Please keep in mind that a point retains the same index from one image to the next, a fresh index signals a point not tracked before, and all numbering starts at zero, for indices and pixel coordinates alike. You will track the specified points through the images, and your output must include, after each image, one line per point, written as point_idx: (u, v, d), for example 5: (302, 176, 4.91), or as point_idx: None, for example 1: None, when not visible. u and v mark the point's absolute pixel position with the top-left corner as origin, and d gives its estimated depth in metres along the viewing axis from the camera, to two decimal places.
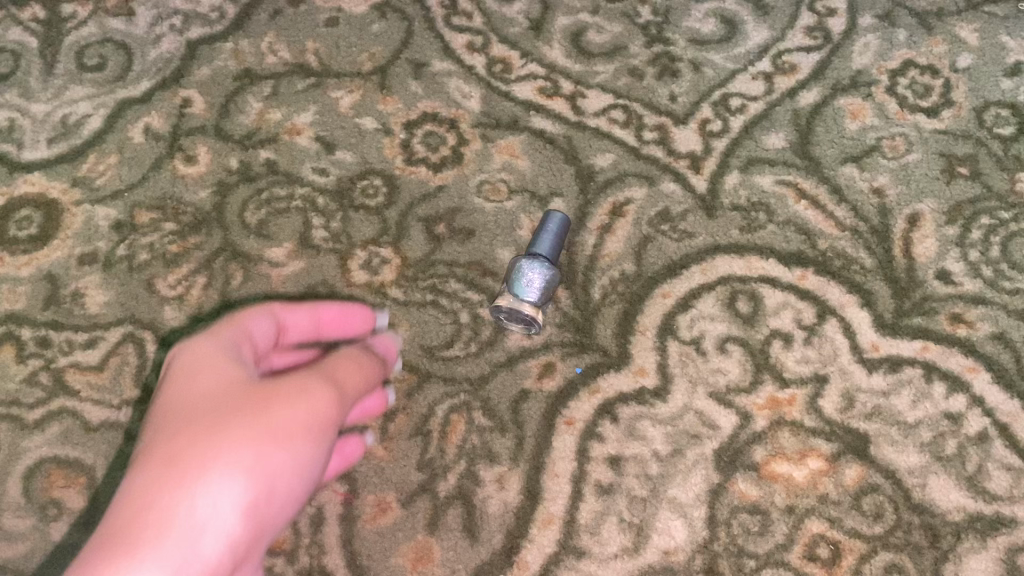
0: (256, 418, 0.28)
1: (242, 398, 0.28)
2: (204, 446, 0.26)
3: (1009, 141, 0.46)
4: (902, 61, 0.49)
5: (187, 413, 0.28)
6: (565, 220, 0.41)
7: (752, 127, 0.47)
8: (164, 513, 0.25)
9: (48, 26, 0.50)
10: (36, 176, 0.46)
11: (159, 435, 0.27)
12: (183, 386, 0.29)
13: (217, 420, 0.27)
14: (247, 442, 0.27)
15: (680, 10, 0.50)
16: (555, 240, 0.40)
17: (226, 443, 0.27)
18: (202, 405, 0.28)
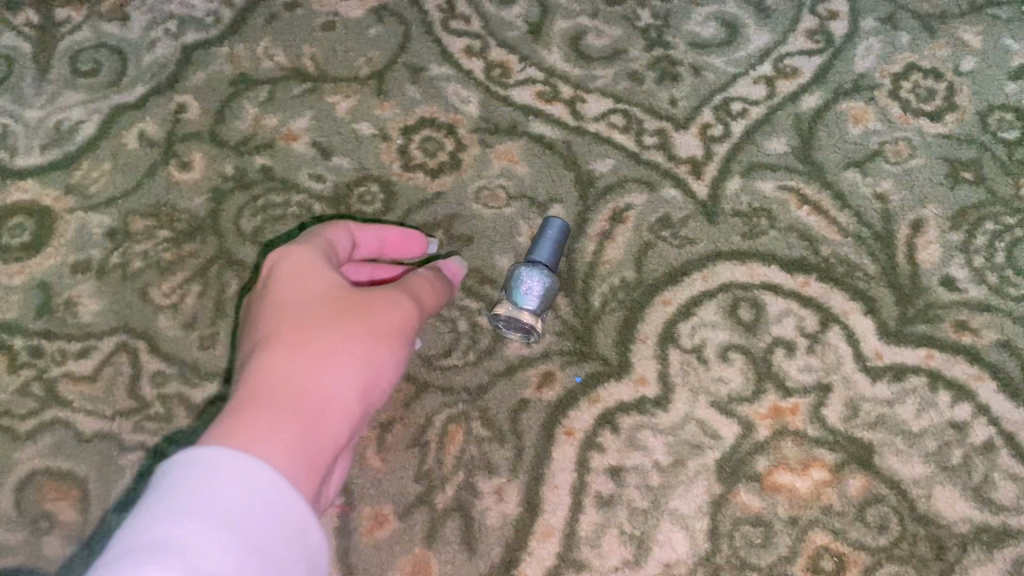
0: (360, 324, 0.31)
1: (345, 301, 0.32)
2: (321, 339, 0.30)
3: (1013, 146, 0.46)
4: (905, 65, 0.49)
5: (298, 313, 0.31)
6: (565, 226, 0.41)
7: (753, 132, 0.46)
8: (293, 388, 0.28)
9: (41, 31, 0.50)
10: (30, 183, 0.45)
11: (275, 331, 0.30)
12: (281, 291, 0.32)
13: (328, 319, 0.31)
14: (353, 340, 0.30)
15: (680, 14, 0.50)
16: (554, 246, 0.40)
17: (340, 337, 0.30)
18: (308, 308, 0.31)
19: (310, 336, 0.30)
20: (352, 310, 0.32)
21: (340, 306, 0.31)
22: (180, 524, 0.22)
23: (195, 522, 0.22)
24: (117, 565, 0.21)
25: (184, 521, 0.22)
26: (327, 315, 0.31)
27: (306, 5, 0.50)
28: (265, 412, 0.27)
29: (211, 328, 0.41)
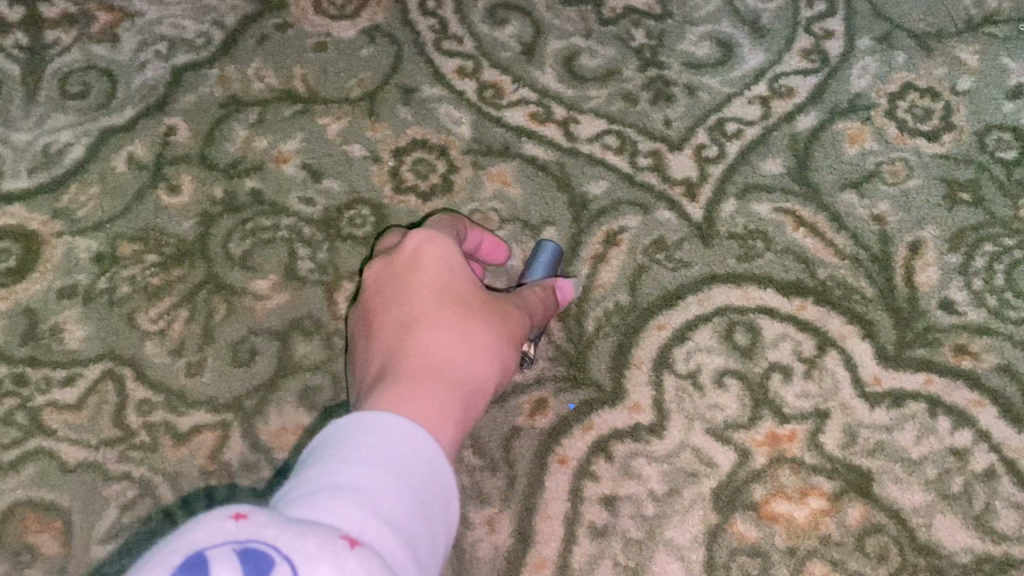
0: (497, 325, 0.33)
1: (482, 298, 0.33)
2: (472, 327, 0.31)
3: (1012, 166, 0.45)
4: (902, 84, 0.48)
5: (446, 294, 0.32)
6: (560, 249, 0.41)
7: (749, 153, 0.46)
8: (446, 369, 0.29)
9: (31, 53, 0.49)
10: (17, 207, 0.45)
11: (425, 307, 0.31)
12: (426, 269, 0.33)
13: (473, 309, 0.32)
14: (492, 336, 0.32)
15: (675, 33, 0.50)
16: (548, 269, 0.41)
17: (485, 331, 0.32)
18: (452, 294, 0.32)
19: (457, 323, 0.31)
20: (487, 308, 0.33)
21: (478, 301, 0.33)
22: (360, 468, 0.23)
23: (376, 470, 0.23)
24: (314, 496, 0.21)
25: (366, 468, 0.23)
26: (469, 308, 0.32)
27: (297, 26, 0.50)
28: (429, 384, 0.28)
29: (199, 354, 0.40)
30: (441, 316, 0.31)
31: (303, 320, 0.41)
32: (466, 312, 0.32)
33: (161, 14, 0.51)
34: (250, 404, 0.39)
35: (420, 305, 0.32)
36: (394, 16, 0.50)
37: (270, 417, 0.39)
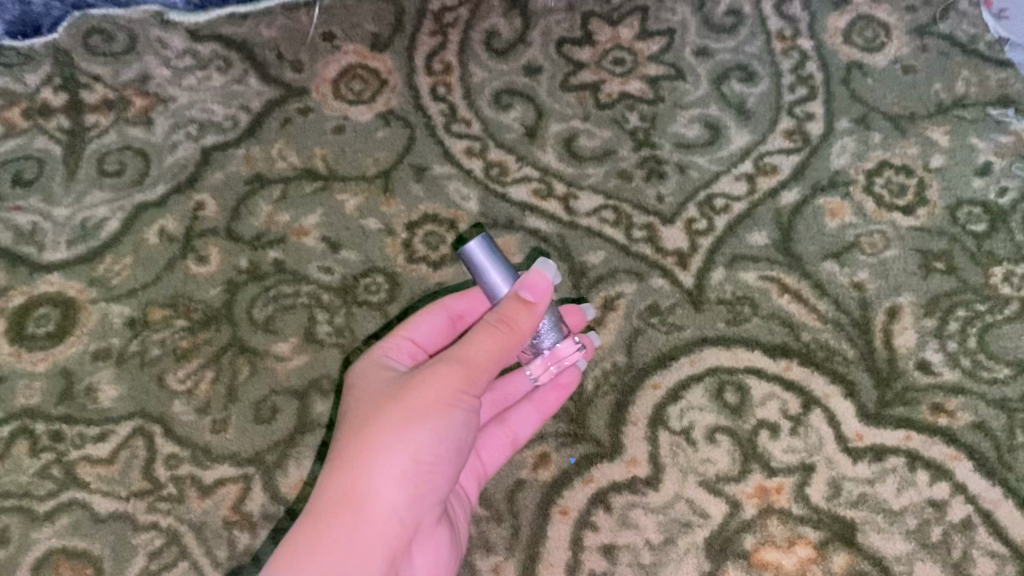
0: (397, 416, 0.33)
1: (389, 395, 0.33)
2: (365, 441, 0.32)
3: (982, 237, 0.49)
4: (878, 162, 0.52)
5: (356, 414, 0.33)
6: (491, 238, 0.34)
7: (736, 226, 0.49)
8: (334, 508, 0.31)
9: (71, 135, 0.54)
10: (56, 276, 0.48)
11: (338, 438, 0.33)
12: (350, 400, 0.35)
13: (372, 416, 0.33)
14: (386, 438, 0.32)
15: (666, 116, 0.54)
16: (495, 265, 0.34)
17: (380, 433, 0.32)
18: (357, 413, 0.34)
19: (346, 446, 0.32)
20: (380, 406, 0.33)
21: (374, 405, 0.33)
22: None
23: None
24: None
25: None
26: (365, 414, 0.33)
27: (318, 110, 0.54)
28: (311, 540, 0.30)
29: (224, 412, 0.43)
30: (338, 446, 0.33)
31: (321, 380, 0.44)
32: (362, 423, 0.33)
33: (192, 99, 0.55)
34: (271, 458, 0.42)
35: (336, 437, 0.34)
36: (408, 101, 0.55)
37: (289, 470, 0.42)
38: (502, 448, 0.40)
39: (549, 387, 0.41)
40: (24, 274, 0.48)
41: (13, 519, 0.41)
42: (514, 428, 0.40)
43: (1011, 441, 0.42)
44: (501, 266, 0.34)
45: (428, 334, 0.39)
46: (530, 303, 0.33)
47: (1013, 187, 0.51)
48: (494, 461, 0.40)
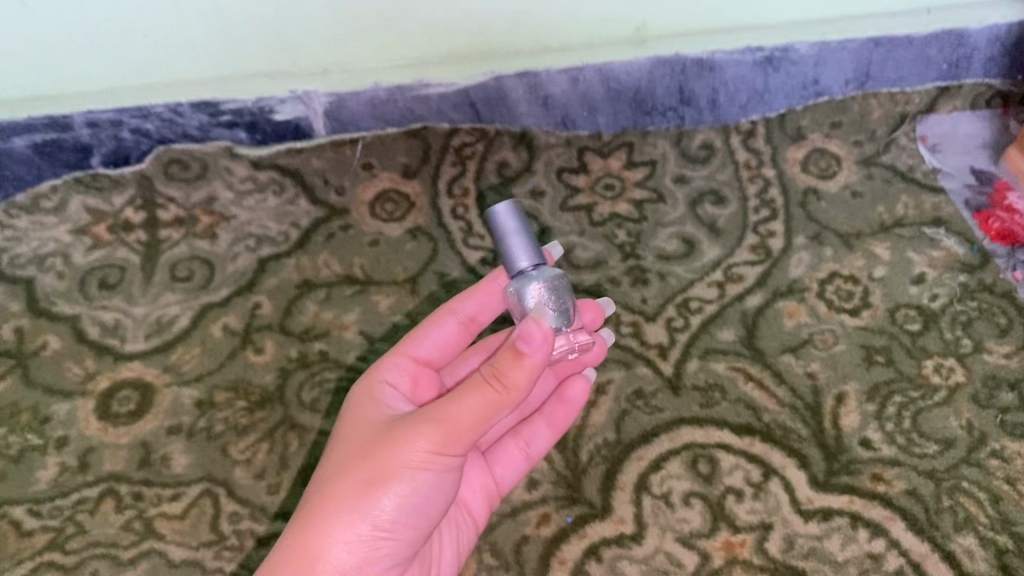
0: (370, 470, 0.37)
1: (374, 445, 0.38)
2: (340, 488, 0.37)
3: (917, 335, 0.58)
4: (829, 272, 0.62)
5: (345, 455, 0.38)
6: (516, 201, 0.42)
7: (708, 324, 0.58)
8: (302, 541, 0.36)
9: (149, 247, 0.64)
10: (136, 363, 0.57)
11: (326, 471, 0.39)
12: (349, 434, 0.40)
13: (354, 464, 0.37)
14: (358, 488, 0.37)
15: (650, 233, 0.64)
16: (517, 223, 0.41)
17: (353, 484, 0.37)
18: (346, 453, 0.39)
19: (328, 485, 0.37)
20: (363, 454, 0.38)
21: (360, 453, 0.38)
22: None
23: None
24: None
25: None
26: (353, 455, 0.38)
27: (357, 226, 0.64)
28: (277, 566, 0.36)
29: (277, 477, 0.52)
30: (323, 479, 0.38)
31: None
32: (344, 469, 0.37)
33: (251, 218, 0.65)
34: None
35: (326, 469, 0.39)
36: (432, 220, 0.65)
37: None
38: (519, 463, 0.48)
39: (557, 406, 0.48)
40: (109, 362, 0.57)
41: (101, 564, 0.49)
42: (528, 444, 0.48)
43: (938, 504, 0.50)
44: (522, 226, 0.41)
45: (438, 342, 0.47)
46: (522, 355, 0.36)
47: (943, 293, 0.60)
48: (511, 476, 0.47)
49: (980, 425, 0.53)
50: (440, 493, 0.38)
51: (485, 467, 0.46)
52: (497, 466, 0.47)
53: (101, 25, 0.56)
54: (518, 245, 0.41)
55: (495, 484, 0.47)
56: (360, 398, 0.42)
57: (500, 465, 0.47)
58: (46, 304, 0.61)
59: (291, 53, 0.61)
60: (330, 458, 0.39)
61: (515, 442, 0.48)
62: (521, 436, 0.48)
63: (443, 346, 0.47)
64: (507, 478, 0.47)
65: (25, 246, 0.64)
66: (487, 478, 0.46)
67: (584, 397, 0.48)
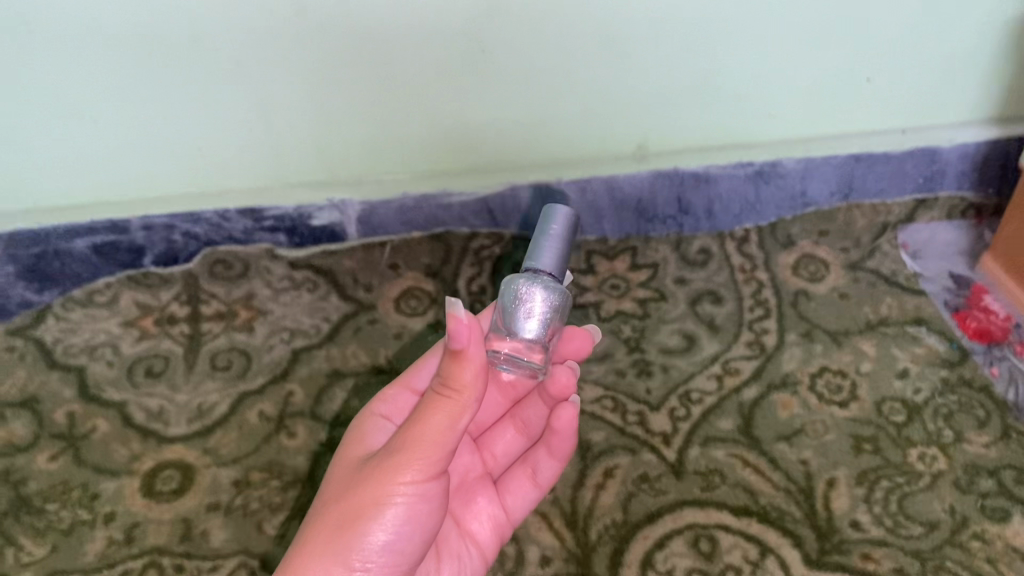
0: (347, 503, 0.40)
1: (351, 482, 0.41)
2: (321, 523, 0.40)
3: (902, 425, 0.62)
4: (819, 366, 0.67)
5: (328, 493, 0.41)
6: (570, 214, 0.46)
7: (708, 414, 0.63)
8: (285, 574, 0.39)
9: (191, 339, 0.69)
10: (178, 446, 0.62)
11: (312, 508, 0.42)
12: (333, 476, 0.43)
13: (333, 500, 0.40)
14: (337, 521, 0.39)
15: (653, 329, 0.70)
16: (565, 225, 0.46)
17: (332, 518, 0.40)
18: (328, 492, 0.42)
19: (311, 521, 0.40)
20: (341, 491, 0.41)
21: (339, 490, 0.41)
22: None
23: None
24: None
25: None
26: (334, 492, 0.41)
27: (383, 320, 0.70)
28: None
29: None
30: (308, 517, 0.41)
31: None
32: (325, 505, 0.41)
33: (286, 312, 0.71)
34: None
35: (312, 506, 0.42)
36: None
37: None
38: (528, 492, 0.52)
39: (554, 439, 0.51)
40: (153, 443, 0.62)
41: None
42: (535, 473, 0.52)
43: None
44: (565, 233, 0.46)
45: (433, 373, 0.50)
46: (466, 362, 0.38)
47: (925, 386, 0.65)
48: (522, 504, 0.52)
49: (962, 508, 0.57)
50: (418, 523, 0.41)
51: (494, 496, 0.51)
52: (507, 495, 0.51)
53: (159, 139, 0.65)
54: (551, 245, 0.46)
55: (505, 513, 0.51)
56: (346, 446, 0.46)
57: (510, 494, 0.51)
58: (96, 391, 0.66)
59: (325, 166, 0.70)
60: (316, 498, 0.43)
61: (523, 473, 0.52)
62: (528, 465, 0.52)
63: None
64: (518, 506, 0.52)
65: (78, 337, 0.69)
66: (499, 509, 0.51)
67: (572, 422, 0.50)
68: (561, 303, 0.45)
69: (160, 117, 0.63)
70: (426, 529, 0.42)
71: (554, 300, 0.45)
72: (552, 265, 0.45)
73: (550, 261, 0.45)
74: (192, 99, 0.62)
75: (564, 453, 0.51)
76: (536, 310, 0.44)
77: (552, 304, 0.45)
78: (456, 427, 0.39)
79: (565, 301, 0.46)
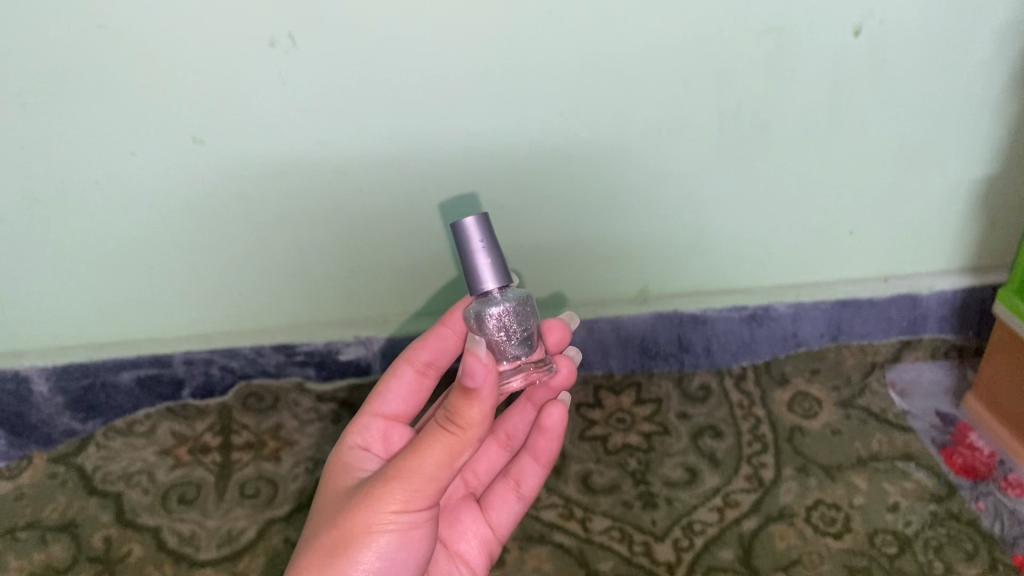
0: (351, 524, 0.46)
1: (354, 505, 0.47)
2: (328, 539, 0.46)
3: (894, 557, 0.66)
4: (815, 499, 0.71)
5: (336, 515, 0.48)
6: (485, 221, 0.51)
7: (710, 544, 0.67)
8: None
9: (223, 467, 0.75)
10: (208, 570, 0.66)
11: (322, 526, 0.49)
12: (342, 501, 0.50)
13: (339, 521, 0.47)
14: (341, 538, 0.46)
15: (657, 461, 0.75)
16: (485, 233, 0.51)
17: (337, 536, 0.46)
18: (336, 513, 0.48)
19: (321, 536, 0.47)
20: (346, 512, 0.47)
21: (344, 511, 0.47)
22: None
23: None
24: None
25: None
26: (341, 513, 0.48)
27: None
28: None
29: None
30: (318, 533, 0.48)
31: None
32: (332, 524, 0.47)
33: (311, 443, 0.77)
34: None
35: (322, 525, 0.49)
36: None
37: None
38: (512, 505, 0.64)
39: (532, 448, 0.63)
40: (184, 567, 0.66)
41: None
42: (518, 486, 0.64)
43: None
44: (491, 239, 0.51)
45: (403, 401, 0.63)
46: (465, 396, 0.44)
47: (915, 519, 0.68)
48: (506, 519, 0.63)
49: None
50: (408, 551, 0.47)
51: (478, 514, 0.63)
52: (492, 510, 0.63)
53: (212, 289, 0.74)
54: (489, 258, 0.51)
55: (491, 528, 0.63)
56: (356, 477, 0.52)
57: (496, 510, 0.63)
58: (132, 516, 0.70)
59: (357, 309, 0.78)
60: (326, 518, 0.49)
61: (507, 488, 0.64)
62: (512, 481, 0.64)
63: (404, 399, 0.63)
64: (503, 520, 0.63)
65: (116, 464, 0.75)
66: (484, 525, 0.63)
67: (561, 422, 0.62)
68: (523, 304, 0.53)
69: (209, 266, 0.73)
70: (415, 557, 0.48)
71: (518, 306, 0.52)
72: (497, 276, 0.52)
73: (495, 276, 0.51)
74: (239, 248, 0.72)
75: (546, 459, 0.63)
76: (512, 326, 0.52)
77: (517, 311, 0.52)
78: (453, 464, 0.45)
79: (521, 298, 0.53)
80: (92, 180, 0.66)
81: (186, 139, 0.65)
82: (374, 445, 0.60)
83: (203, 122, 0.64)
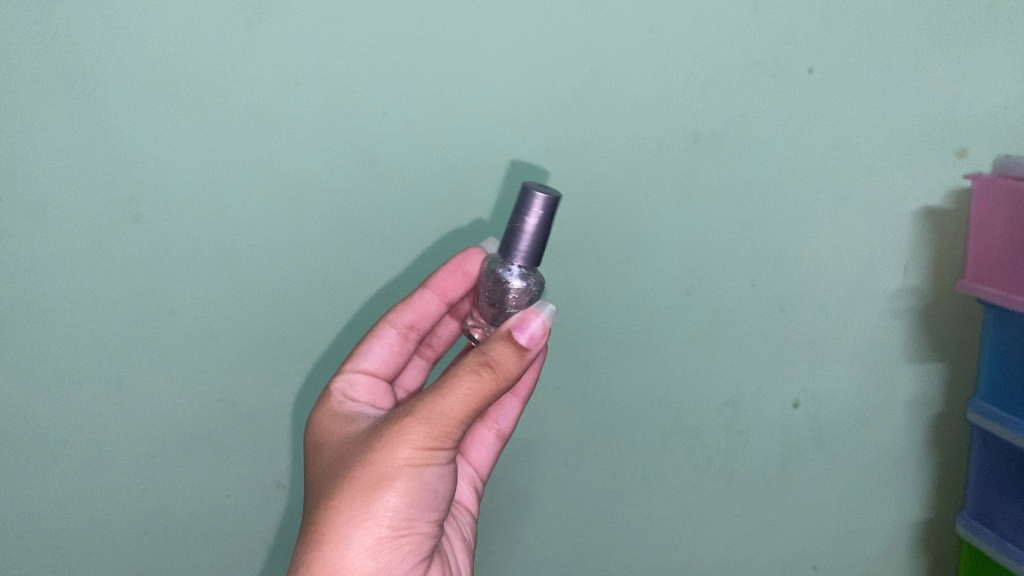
0: (389, 442, 0.55)
1: (390, 428, 0.56)
2: (372, 458, 0.55)
3: None
4: None
5: (375, 439, 0.57)
6: (551, 202, 0.58)
7: None
8: (350, 481, 0.56)
9: None
10: None
11: (361, 449, 0.57)
12: (377, 428, 0.58)
13: (379, 443, 0.56)
14: (381, 450, 0.55)
15: None
16: (543, 214, 0.58)
17: (378, 453, 0.55)
18: (375, 437, 0.57)
19: (366, 455, 0.56)
20: (384, 435, 0.56)
21: (382, 434, 0.56)
22: None
23: None
24: None
25: None
26: (380, 436, 0.56)
27: None
28: (336, 495, 0.56)
29: None
30: (360, 454, 0.57)
31: None
32: (374, 446, 0.56)
33: None
34: None
35: (361, 448, 0.57)
36: None
37: None
38: (489, 445, 0.75)
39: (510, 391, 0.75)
40: None
41: None
42: (498, 425, 0.75)
43: None
44: (542, 222, 0.58)
45: (379, 356, 0.72)
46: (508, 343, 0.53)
47: None
48: (484, 457, 0.75)
49: None
50: (438, 482, 0.56)
51: (463, 457, 0.74)
52: (472, 453, 0.75)
53: None
54: (525, 236, 0.59)
55: (473, 465, 0.74)
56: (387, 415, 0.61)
57: (476, 450, 0.75)
58: None
59: None
60: (365, 442, 0.58)
61: (487, 429, 0.75)
62: (490, 424, 0.75)
63: (383, 355, 0.73)
64: (482, 459, 0.75)
65: None
66: (469, 466, 0.74)
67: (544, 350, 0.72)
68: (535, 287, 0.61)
69: None
70: (444, 488, 0.57)
71: (531, 284, 0.60)
72: (527, 254, 0.59)
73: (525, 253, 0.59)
74: None
75: (524, 394, 0.74)
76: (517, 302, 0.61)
77: (528, 288, 0.60)
78: (483, 399, 0.53)
79: (537, 281, 0.61)
80: (192, 515, 0.83)
81: (273, 483, 0.83)
82: (361, 397, 0.70)
83: (288, 471, 0.83)
